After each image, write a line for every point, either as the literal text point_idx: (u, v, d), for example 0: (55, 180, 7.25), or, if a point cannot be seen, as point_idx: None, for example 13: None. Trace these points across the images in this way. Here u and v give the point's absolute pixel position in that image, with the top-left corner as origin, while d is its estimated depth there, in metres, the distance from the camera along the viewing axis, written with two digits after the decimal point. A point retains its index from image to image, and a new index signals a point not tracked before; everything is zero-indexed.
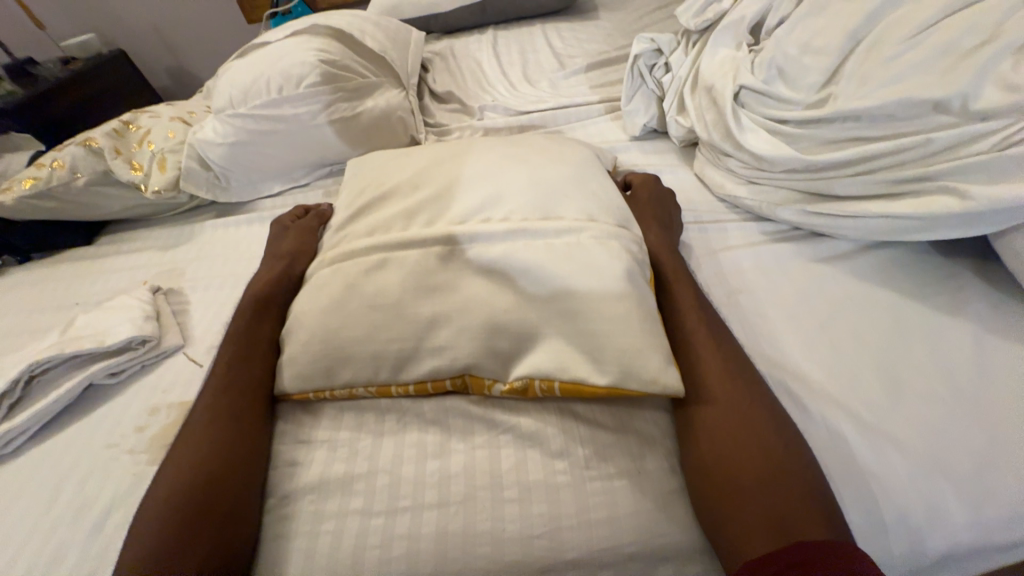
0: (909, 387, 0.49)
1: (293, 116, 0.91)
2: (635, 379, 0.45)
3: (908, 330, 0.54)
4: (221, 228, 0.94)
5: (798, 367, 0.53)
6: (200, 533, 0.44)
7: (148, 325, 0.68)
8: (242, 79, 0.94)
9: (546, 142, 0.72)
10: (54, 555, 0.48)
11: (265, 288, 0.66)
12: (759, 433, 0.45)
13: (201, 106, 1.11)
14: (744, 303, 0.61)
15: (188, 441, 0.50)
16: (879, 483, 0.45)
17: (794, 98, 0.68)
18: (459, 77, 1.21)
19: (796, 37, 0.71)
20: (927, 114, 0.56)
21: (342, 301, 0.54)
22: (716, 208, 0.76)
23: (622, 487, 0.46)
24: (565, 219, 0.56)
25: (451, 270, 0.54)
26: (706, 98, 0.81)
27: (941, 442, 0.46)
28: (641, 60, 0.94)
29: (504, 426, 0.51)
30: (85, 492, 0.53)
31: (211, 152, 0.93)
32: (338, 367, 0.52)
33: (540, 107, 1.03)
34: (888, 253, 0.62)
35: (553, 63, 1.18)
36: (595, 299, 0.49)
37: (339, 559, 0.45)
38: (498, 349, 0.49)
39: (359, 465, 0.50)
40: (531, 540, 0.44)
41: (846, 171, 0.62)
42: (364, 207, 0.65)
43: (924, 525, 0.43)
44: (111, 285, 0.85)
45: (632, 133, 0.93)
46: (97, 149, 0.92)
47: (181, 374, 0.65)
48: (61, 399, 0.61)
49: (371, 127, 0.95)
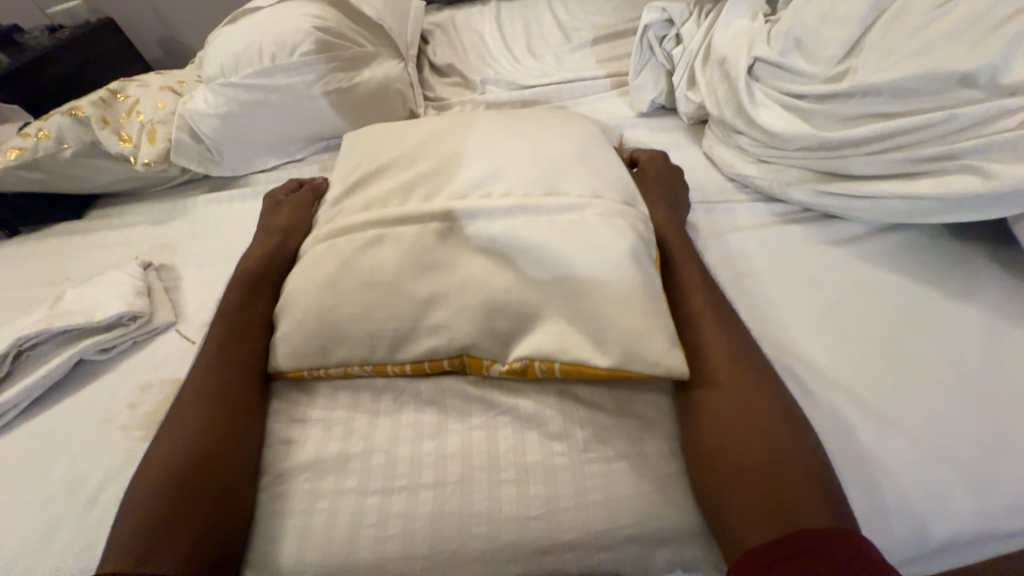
0: (917, 372, 0.48)
1: (287, 86, 0.87)
2: (638, 361, 0.44)
3: (918, 315, 0.52)
4: (214, 204, 0.91)
5: (805, 351, 0.52)
6: (193, 510, 0.43)
7: (139, 301, 0.67)
8: (234, 46, 0.90)
9: (550, 116, 0.69)
10: (47, 529, 0.48)
11: (258, 264, 0.64)
12: (763, 418, 0.44)
13: (192, 75, 1.07)
14: (751, 285, 0.59)
15: (179, 418, 0.49)
16: (883, 470, 0.44)
17: (811, 72, 0.65)
18: (460, 50, 1.16)
19: (816, 6, 0.68)
20: (953, 88, 0.53)
21: (337, 278, 0.53)
22: (724, 188, 0.74)
23: (622, 470, 0.45)
24: (568, 195, 0.53)
25: (450, 247, 0.52)
26: (717, 73, 0.77)
27: (948, 429, 0.45)
28: (650, 32, 0.90)
29: (503, 407, 0.50)
30: (77, 468, 0.53)
31: (202, 123, 0.89)
32: (333, 345, 0.51)
33: (544, 81, 1.00)
34: (902, 236, 0.60)
35: (557, 36, 1.14)
36: (599, 278, 0.47)
37: (333, 537, 0.44)
38: (498, 329, 0.48)
39: (354, 444, 0.49)
40: (528, 521, 0.43)
41: (862, 149, 0.60)
42: (360, 182, 0.62)
43: (926, 512, 0.42)
44: (103, 260, 0.83)
45: (639, 110, 0.90)
46: (83, 118, 0.87)
47: (174, 351, 0.64)
48: (51, 374, 0.60)
49: (368, 100, 0.92)
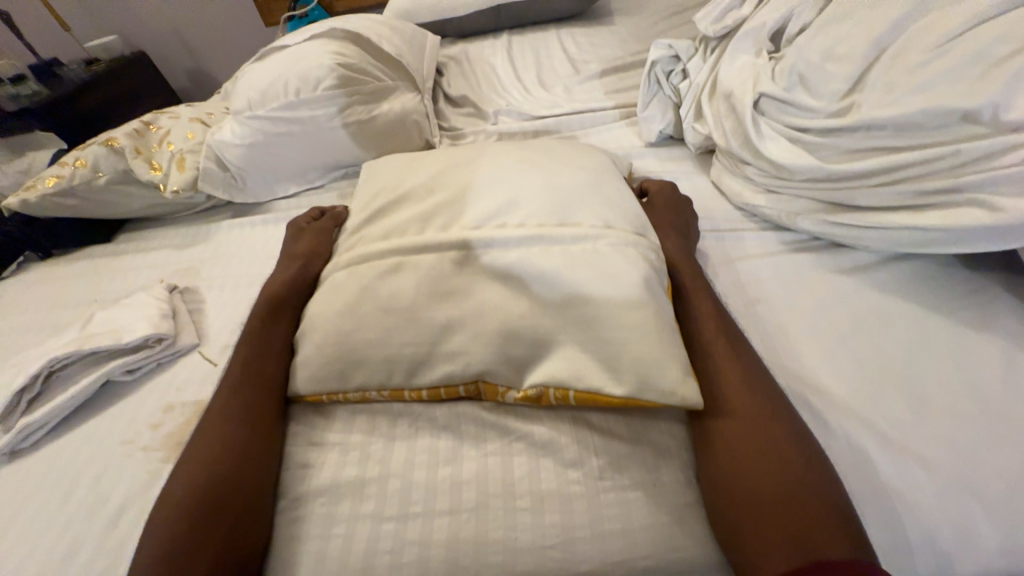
0: (935, 403, 0.48)
1: (310, 118, 0.92)
2: (651, 390, 0.45)
3: (933, 345, 0.53)
4: (236, 229, 0.95)
5: (819, 380, 0.52)
6: (213, 533, 0.44)
7: (165, 323, 0.69)
8: (261, 81, 0.95)
9: (562, 148, 0.71)
10: (69, 550, 0.49)
11: (280, 289, 0.67)
12: (779, 448, 0.44)
13: (219, 107, 1.12)
14: (762, 313, 0.60)
15: (202, 440, 0.51)
16: (904, 503, 0.44)
17: (815, 106, 0.67)
18: (473, 82, 1.21)
19: (819, 44, 0.70)
20: (956, 123, 0.55)
21: (356, 304, 0.54)
22: (733, 217, 0.75)
23: (637, 499, 0.45)
24: (581, 225, 0.55)
25: (466, 275, 0.54)
26: (724, 105, 0.80)
27: (969, 461, 0.44)
28: (658, 66, 0.94)
29: (518, 434, 0.50)
30: (99, 488, 0.54)
31: (229, 152, 0.94)
32: (352, 370, 0.52)
33: (555, 111, 1.03)
34: (912, 265, 0.61)
35: (567, 68, 1.18)
36: (613, 307, 0.48)
37: (350, 563, 0.44)
38: (513, 356, 0.49)
39: (371, 469, 0.50)
40: (543, 550, 0.43)
41: (869, 181, 0.61)
42: (380, 210, 0.65)
43: (951, 547, 0.42)
44: (129, 282, 0.86)
45: (647, 140, 0.92)
46: (119, 148, 0.93)
47: (195, 373, 0.66)
48: (78, 394, 0.62)
49: (386, 131, 0.96)
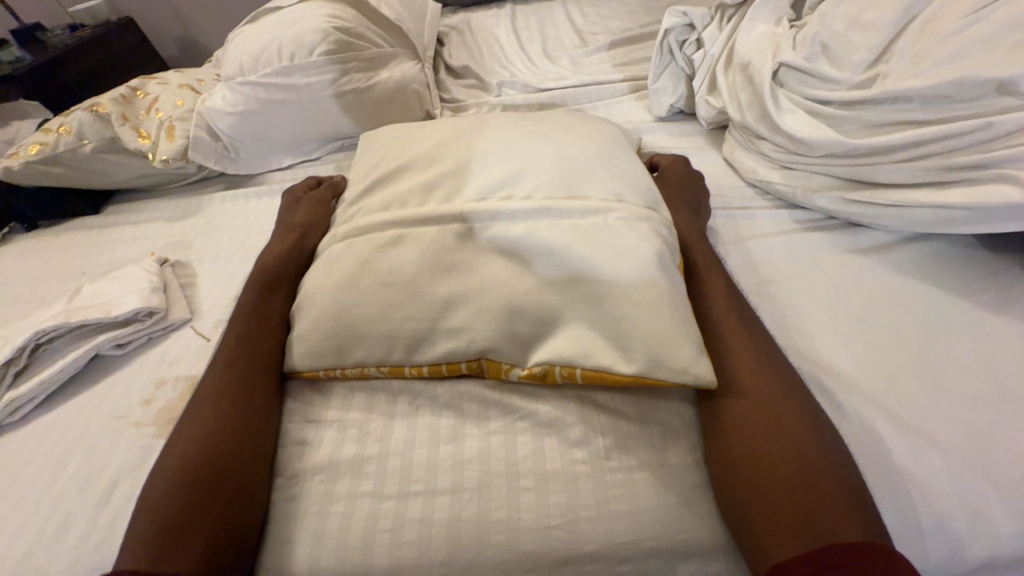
0: (951, 386, 0.47)
1: (305, 86, 0.87)
2: (664, 368, 0.43)
3: (950, 327, 0.51)
4: (230, 202, 0.92)
5: (832, 362, 0.51)
6: (208, 509, 0.43)
7: (156, 296, 0.67)
8: (253, 45, 0.90)
9: (570, 118, 0.68)
10: (59, 526, 0.47)
11: (276, 262, 0.64)
12: (792, 429, 0.43)
13: (210, 73, 1.07)
14: (776, 293, 0.58)
15: (196, 415, 0.49)
16: (918, 487, 0.42)
17: (838, 77, 0.64)
18: (475, 52, 1.16)
19: (844, 11, 0.67)
20: (989, 95, 0.52)
21: (355, 278, 0.52)
22: (745, 194, 0.73)
23: (643, 480, 0.44)
24: (591, 199, 0.52)
25: (470, 249, 0.51)
26: (740, 77, 0.77)
27: (987, 445, 0.43)
28: (671, 35, 0.89)
29: (522, 412, 0.49)
30: (91, 463, 0.52)
31: (221, 121, 0.90)
32: (351, 346, 0.50)
33: (561, 84, 0.99)
34: (930, 246, 0.59)
35: (574, 39, 1.13)
36: (624, 283, 0.46)
37: (349, 541, 0.43)
38: (518, 334, 0.47)
39: (370, 447, 0.49)
40: (547, 531, 0.42)
41: (892, 156, 0.59)
42: (379, 180, 0.62)
43: (965, 531, 0.41)
44: (119, 255, 0.83)
45: (657, 114, 0.89)
46: (104, 115, 0.89)
47: (188, 348, 0.64)
48: (67, 368, 0.60)
49: (384, 101, 0.92)
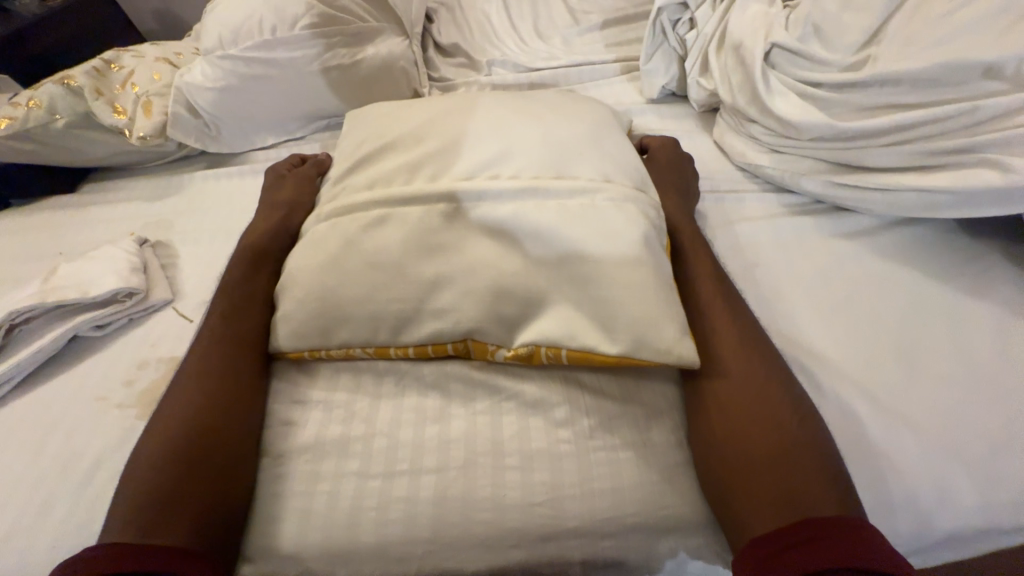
0: (927, 367, 0.48)
1: (288, 61, 0.85)
2: (648, 349, 0.43)
3: (929, 310, 0.52)
4: (212, 180, 0.89)
5: (814, 344, 0.51)
6: (194, 486, 0.42)
7: (135, 277, 0.65)
8: (231, 16, 0.87)
9: (561, 98, 0.67)
10: (41, 507, 0.47)
11: (259, 241, 0.63)
12: (774, 407, 0.44)
13: (189, 47, 1.03)
14: (761, 276, 0.58)
15: (178, 395, 0.48)
16: (892, 465, 0.44)
17: (828, 59, 0.64)
18: (465, 29, 1.13)
19: None
20: (975, 80, 0.53)
21: (339, 258, 0.51)
22: (735, 177, 0.73)
23: (627, 458, 0.45)
24: (579, 178, 0.52)
25: (456, 229, 0.51)
26: (732, 58, 0.76)
27: (957, 424, 0.44)
28: (664, 14, 0.86)
29: (508, 393, 0.49)
30: (72, 444, 0.51)
31: (201, 97, 0.87)
32: (335, 327, 0.50)
33: (553, 63, 0.97)
34: (914, 230, 0.60)
35: (566, 18, 1.10)
36: (610, 263, 0.46)
37: (335, 520, 0.44)
38: (505, 315, 0.47)
39: (356, 428, 0.49)
40: (532, 507, 0.43)
41: (880, 140, 0.59)
42: (365, 158, 0.61)
43: (932, 505, 0.42)
44: (97, 234, 0.81)
45: (649, 96, 0.88)
46: (76, 88, 0.84)
47: (169, 329, 0.63)
48: (44, 350, 0.59)
49: (370, 78, 0.90)
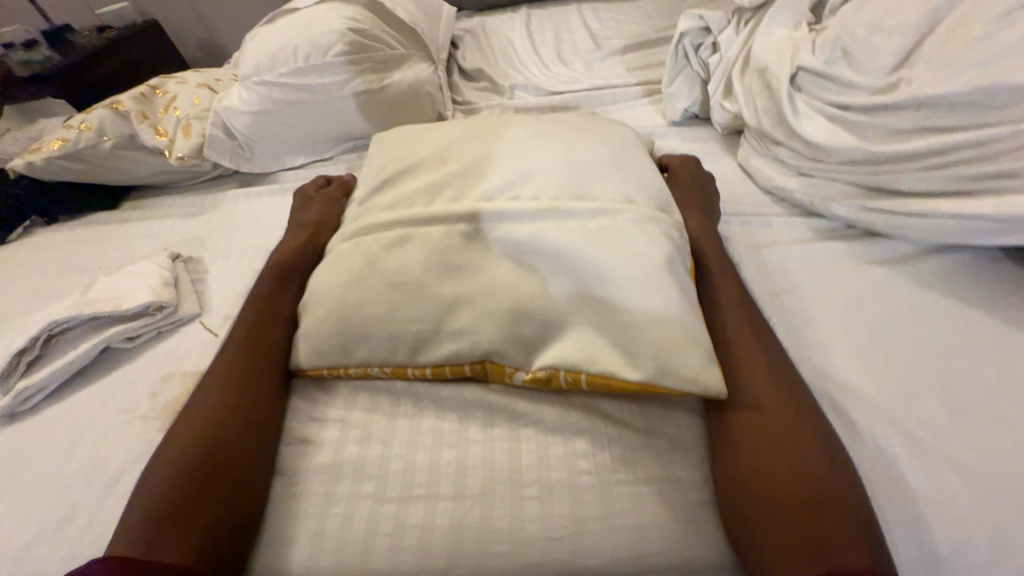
0: (975, 406, 0.45)
1: (319, 86, 0.88)
2: (671, 376, 0.42)
3: (974, 344, 0.49)
4: (243, 200, 0.92)
5: (847, 378, 0.49)
6: (207, 503, 0.42)
7: (167, 291, 0.67)
8: (269, 45, 0.92)
9: (583, 121, 0.67)
10: (64, 516, 0.48)
11: (287, 258, 0.64)
12: (805, 443, 0.41)
13: (229, 73, 1.09)
14: (790, 303, 0.56)
15: (200, 407, 0.49)
16: (934, 511, 0.41)
17: (859, 82, 0.63)
18: (490, 55, 1.16)
19: (866, 15, 0.65)
20: (1018, 103, 0.51)
21: (362, 277, 0.52)
22: (761, 201, 0.71)
23: (650, 492, 0.43)
24: (600, 200, 0.52)
25: (477, 250, 0.51)
26: (756, 81, 0.75)
27: (1013, 469, 0.41)
28: (686, 39, 0.87)
29: (526, 419, 0.48)
30: (97, 455, 0.53)
31: (236, 120, 0.91)
32: (355, 345, 0.50)
33: (574, 87, 0.99)
34: (955, 258, 0.57)
35: (588, 44, 1.12)
36: (631, 287, 0.45)
37: (348, 544, 0.43)
38: (523, 338, 0.46)
39: (373, 450, 0.48)
40: (550, 541, 0.41)
41: (915, 164, 0.57)
42: (389, 180, 0.62)
43: (987, 560, 0.39)
44: (134, 250, 0.85)
45: (672, 119, 0.88)
46: (124, 112, 0.90)
47: (196, 344, 0.64)
48: (77, 360, 0.61)
49: (397, 102, 0.92)
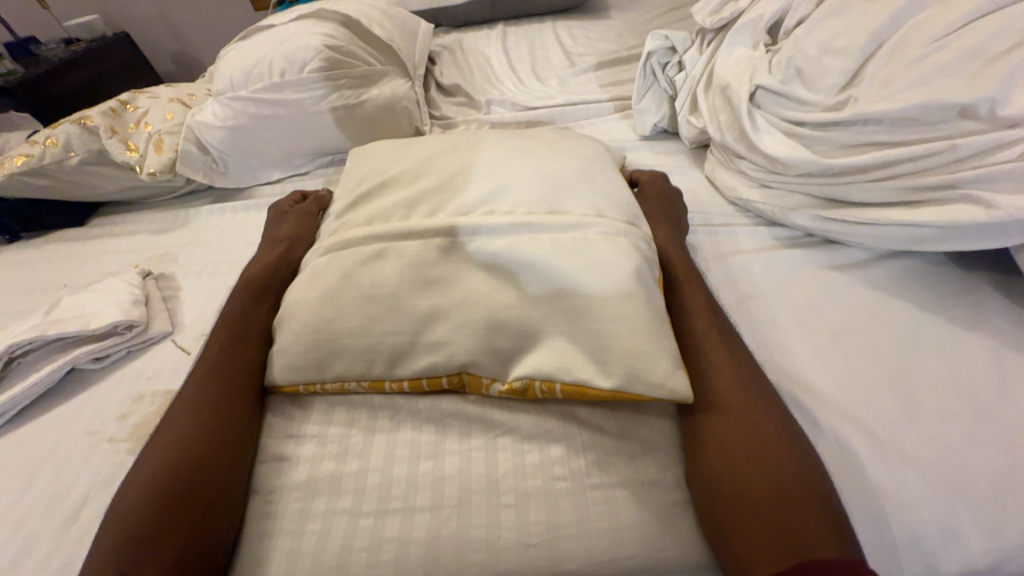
0: (926, 402, 0.47)
1: (295, 101, 0.89)
2: (641, 382, 0.43)
3: (924, 344, 0.52)
4: (217, 215, 0.91)
5: (810, 379, 0.51)
6: (179, 524, 0.41)
7: (138, 309, 0.66)
8: (245, 61, 0.92)
9: (556, 136, 0.69)
10: (23, 545, 0.46)
11: (263, 274, 0.64)
12: (770, 443, 0.43)
13: (203, 88, 1.08)
14: (755, 309, 0.59)
15: (172, 427, 0.48)
16: (891, 504, 0.43)
17: (812, 99, 0.67)
18: (467, 71, 1.18)
19: (817, 37, 0.70)
20: (953, 119, 0.55)
21: (337, 291, 0.52)
22: (727, 211, 0.74)
23: (624, 496, 0.44)
24: (572, 213, 0.53)
25: (451, 263, 0.52)
26: (720, 98, 0.79)
27: (959, 461, 0.43)
28: (654, 58, 0.91)
29: (503, 428, 0.49)
30: (61, 480, 0.51)
31: (210, 134, 0.90)
32: (330, 360, 0.50)
33: (549, 103, 1.02)
34: (905, 263, 0.61)
35: (562, 60, 1.16)
36: (602, 297, 0.47)
37: (324, 561, 0.42)
38: (498, 348, 0.47)
39: (350, 464, 0.48)
40: (527, 549, 0.42)
41: (865, 176, 0.61)
42: (365, 195, 0.62)
43: (936, 548, 0.41)
44: (102, 267, 0.83)
45: (642, 133, 0.92)
46: (93, 127, 0.89)
47: (167, 362, 0.63)
48: (40, 382, 0.59)
49: (374, 117, 0.93)
